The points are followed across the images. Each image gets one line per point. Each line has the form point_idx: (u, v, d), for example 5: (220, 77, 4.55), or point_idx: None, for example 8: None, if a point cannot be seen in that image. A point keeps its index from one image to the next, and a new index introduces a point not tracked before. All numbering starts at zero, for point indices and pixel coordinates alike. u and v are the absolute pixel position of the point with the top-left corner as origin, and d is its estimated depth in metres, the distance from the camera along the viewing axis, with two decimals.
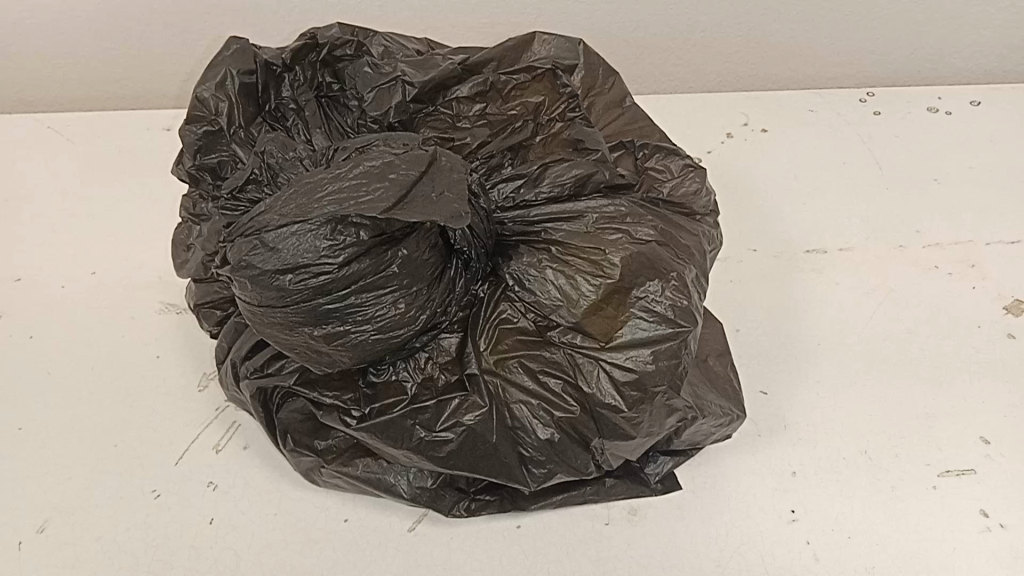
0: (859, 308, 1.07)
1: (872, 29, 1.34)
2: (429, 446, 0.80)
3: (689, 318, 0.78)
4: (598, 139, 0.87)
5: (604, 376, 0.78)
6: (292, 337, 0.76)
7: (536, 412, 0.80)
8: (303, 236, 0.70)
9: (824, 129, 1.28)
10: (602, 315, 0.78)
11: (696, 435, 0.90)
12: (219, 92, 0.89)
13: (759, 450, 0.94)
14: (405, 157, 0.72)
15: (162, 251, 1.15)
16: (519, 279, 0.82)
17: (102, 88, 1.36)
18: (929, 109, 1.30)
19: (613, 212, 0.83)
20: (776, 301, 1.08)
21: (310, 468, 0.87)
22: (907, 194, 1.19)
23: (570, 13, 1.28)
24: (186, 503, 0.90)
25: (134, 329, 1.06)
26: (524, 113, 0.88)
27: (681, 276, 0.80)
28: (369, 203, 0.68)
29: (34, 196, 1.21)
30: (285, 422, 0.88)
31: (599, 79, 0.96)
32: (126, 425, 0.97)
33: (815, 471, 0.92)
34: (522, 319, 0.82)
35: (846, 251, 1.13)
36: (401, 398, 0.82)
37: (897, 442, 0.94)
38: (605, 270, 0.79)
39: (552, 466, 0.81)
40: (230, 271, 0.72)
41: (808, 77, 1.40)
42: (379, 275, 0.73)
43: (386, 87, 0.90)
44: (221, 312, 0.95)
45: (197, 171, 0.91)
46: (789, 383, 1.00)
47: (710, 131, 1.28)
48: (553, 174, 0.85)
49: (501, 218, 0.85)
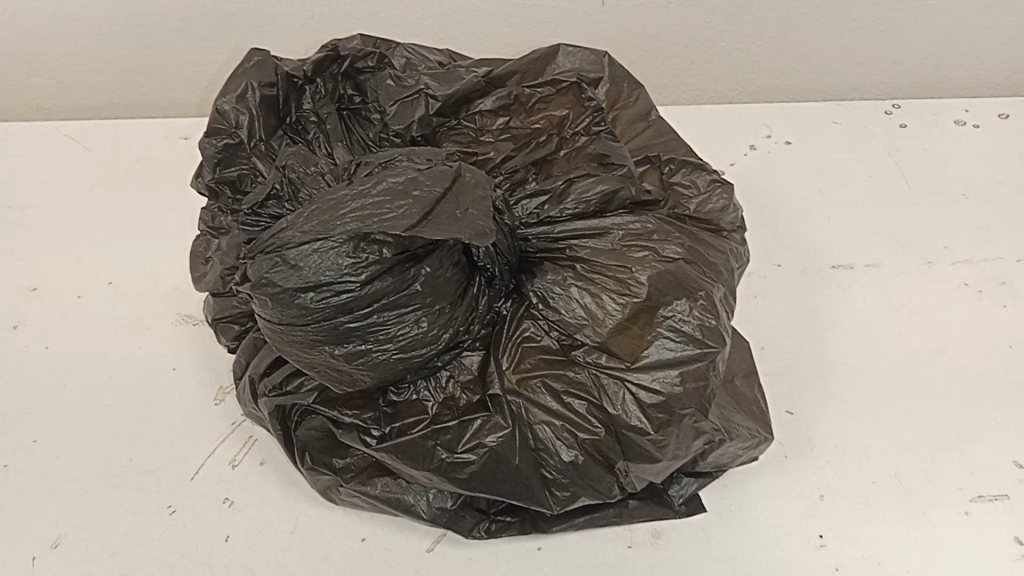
0: (887, 325, 1.05)
1: (897, 40, 1.32)
2: (450, 468, 0.77)
3: (717, 338, 0.76)
4: (624, 154, 0.85)
5: (629, 397, 0.75)
6: (312, 356, 0.73)
7: (559, 434, 0.77)
8: (325, 253, 0.68)
9: (849, 141, 1.26)
10: (628, 335, 0.76)
11: (720, 458, 0.85)
12: (240, 105, 0.88)
13: (787, 472, 0.92)
14: (429, 173, 0.70)
15: (179, 262, 1.14)
16: (543, 296, 0.80)
17: (120, 96, 1.35)
18: (955, 122, 1.28)
19: (640, 228, 0.81)
20: (801, 317, 1.06)
21: (328, 486, 0.85)
22: (935, 208, 1.17)
23: (590, 21, 1.27)
24: (201, 519, 0.89)
25: (151, 340, 1.05)
26: (548, 127, 0.86)
27: (709, 295, 0.77)
28: (393, 221, 0.66)
29: (52, 204, 1.20)
30: (303, 441, 0.85)
31: (624, 93, 0.95)
32: (142, 439, 0.96)
33: (843, 495, 0.90)
34: (545, 337, 0.80)
35: (872, 267, 1.11)
36: (421, 418, 0.79)
37: (928, 466, 0.92)
38: (631, 289, 0.76)
39: (576, 490, 0.78)
40: (250, 289, 0.70)
41: (830, 88, 1.38)
42: (402, 294, 0.71)
43: (409, 100, 0.87)
44: (239, 327, 0.93)
45: (216, 184, 0.89)
46: (815, 403, 0.97)
47: (732, 144, 1.26)
48: (579, 189, 0.82)
49: (525, 234, 0.82)
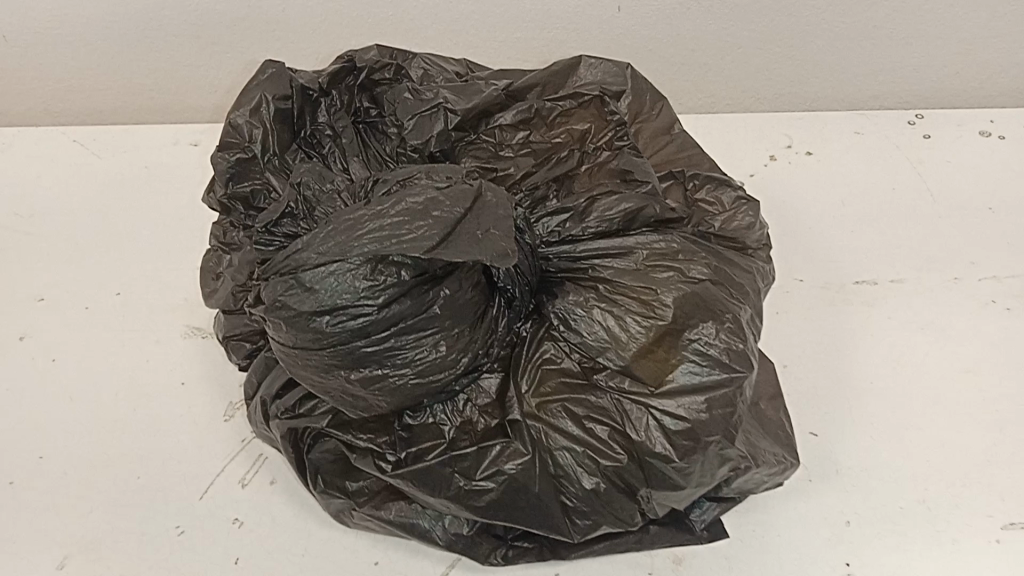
0: (912, 344, 1.02)
1: (920, 47, 1.29)
2: (468, 495, 0.74)
3: (744, 362, 0.73)
4: (648, 170, 0.82)
5: (653, 423, 0.72)
6: (327, 381, 0.71)
7: (581, 460, 0.75)
8: (342, 276, 0.66)
9: (872, 152, 1.23)
10: (653, 358, 0.73)
11: (746, 484, 0.82)
12: (253, 118, 0.86)
13: (811, 497, 0.89)
14: (450, 192, 0.68)
15: (189, 272, 1.12)
16: (565, 318, 0.78)
17: (129, 101, 1.33)
18: (980, 132, 1.25)
19: (665, 248, 0.78)
20: (823, 334, 1.03)
21: (341, 509, 0.82)
22: (961, 221, 1.15)
23: (607, 27, 1.24)
24: (210, 540, 0.87)
25: (160, 353, 1.03)
26: (569, 142, 0.85)
27: (737, 318, 0.75)
28: (412, 242, 0.64)
29: (60, 212, 1.18)
30: (316, 462, 0.82)
31: (647, 105, 0.92)
32: (151, 456, 0.94)
33: (870, 521, 0.87)
34: (567, 359, 0.78)
35: (897, 283, 1.08)
36: (438, 443, 0.77)
37: (958, 492, 0.89)
38: (656, 311, 0.74)
39: (596, 518, 0.75)
40: (264, 311, 0.68)
41: (850, 96, 1.36)
42: (420, 317, 0.69)
43: (428, 114, 0.85)
44: (250, 345, 0.90)
45: (229, 201, 0.87)
46: (840, 425, 0.95)
47: (753, 153, 1.23)
48: (601, 207, 0.80)
49: (546, 253, 0.80)
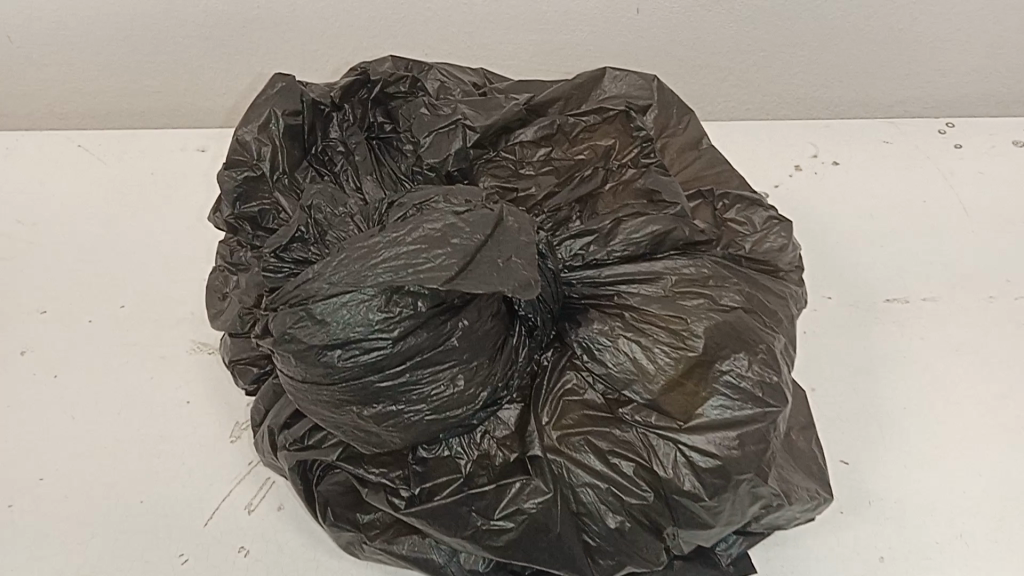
0: (945, 366, 0.97)
1: (950, 52, 1.24)
2: (485, 535, 0.71)
3: (778, 396, 0.70)
4: (677, 190, 0.78)
5: (681, 460, 0.68)
6: (338, 416, 0.68)
7: (604, 498, 0.71)
8: (355, 308, 0.63)
9: (900, 162, 1.19)
10: (682, 392, 0.69)
11: (777, 521, 0.78)
12: (262, 135, 0.82)
13: (842, 530, 0.85)
14: (469, 217, 0.64)
15: (194, 285, 1.08)
16: (588, 347, 0.74)
17: (134, 104, 1.30)
18: (1013, 143, 1.20)
19: (694, 274, 0.75)
20: (853, 355, 0.99)
21: (352, 542, 0.78)
22: (994, 236, 1.10)
23: (626, 30, 1.20)
24: (215, 570, 0.83)
25: (164, 370, 0.99)
26: (593, 158, 0.81)
27: (770, 347, 0.72)
28: (429, 272, 0.60)
29: (63, 220, 1.15)
30: (325, 495, 0.79)
31: (673, 119, 0.88)
32: (154, 479, 0.90)
33: (904, 557, 0.83)
34: (590, 390, 0.74)
35: (929, 301, 1.04)
36: (454, 479, 0.73)
37: (998, 526, 0.85)
38: (685, 342, 0.70)
39: (621, 558, 0.71)
40: (273, 344, 0.65)
41: (877, 102, 1.31)
42: (437, 350, 0.66)
43: (445, 131, 0.80)
44: (258, 370, 0.87)
45: (236, 220, 0.83)
46: (872, 452, 0.91)
47: (777, 163, 1.19)
48: (627, 229, 0.76)
49: (568, 278, 0.76)
